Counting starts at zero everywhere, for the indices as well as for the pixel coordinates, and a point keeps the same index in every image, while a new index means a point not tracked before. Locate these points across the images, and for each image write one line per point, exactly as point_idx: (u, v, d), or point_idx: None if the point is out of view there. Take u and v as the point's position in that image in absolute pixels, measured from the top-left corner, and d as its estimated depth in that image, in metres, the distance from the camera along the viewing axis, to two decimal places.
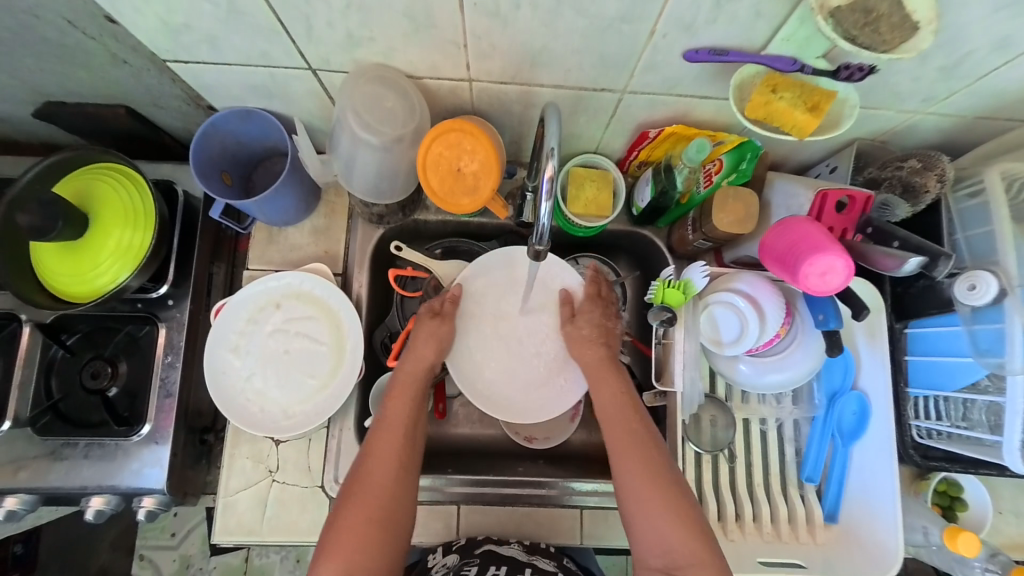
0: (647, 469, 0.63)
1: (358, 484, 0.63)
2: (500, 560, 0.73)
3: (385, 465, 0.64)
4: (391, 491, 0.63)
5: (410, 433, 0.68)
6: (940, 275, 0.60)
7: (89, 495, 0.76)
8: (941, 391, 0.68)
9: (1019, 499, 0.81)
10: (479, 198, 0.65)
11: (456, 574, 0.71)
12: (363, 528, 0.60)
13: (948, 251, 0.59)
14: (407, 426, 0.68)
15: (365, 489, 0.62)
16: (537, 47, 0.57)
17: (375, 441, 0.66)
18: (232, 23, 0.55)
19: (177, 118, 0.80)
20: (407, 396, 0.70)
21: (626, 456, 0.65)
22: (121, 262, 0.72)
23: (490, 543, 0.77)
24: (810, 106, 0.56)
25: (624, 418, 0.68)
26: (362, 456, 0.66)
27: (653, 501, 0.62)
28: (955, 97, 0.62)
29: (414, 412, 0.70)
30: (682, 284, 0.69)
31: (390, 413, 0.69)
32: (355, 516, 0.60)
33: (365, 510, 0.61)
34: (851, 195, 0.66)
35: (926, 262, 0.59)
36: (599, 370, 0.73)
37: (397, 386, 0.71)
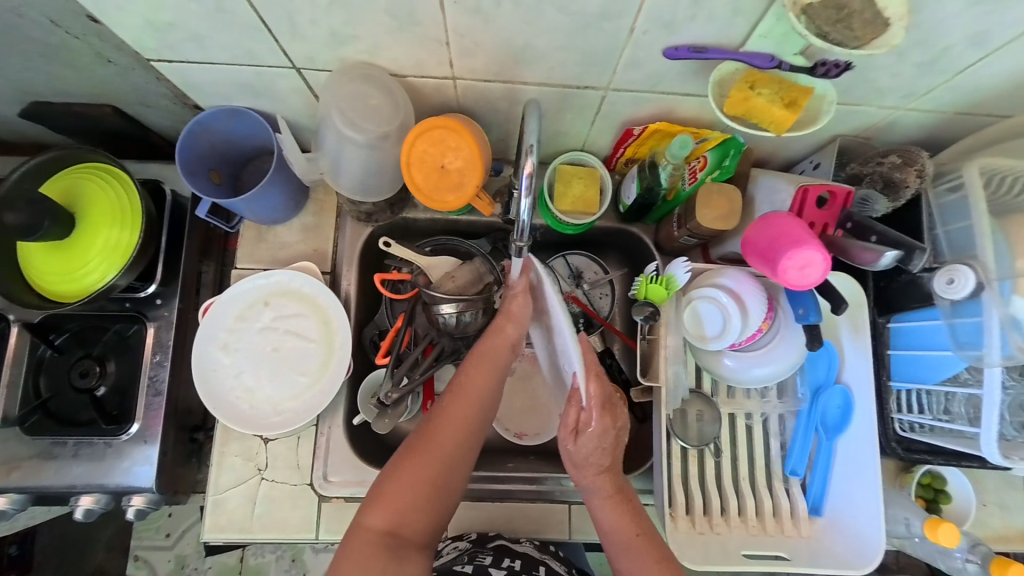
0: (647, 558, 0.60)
1: (420, 451, 0.61)
2: (514, 555, 0.75)
3: (455, 432, 0.62)
4: (454, 460, 0.61)
5: (486, 405, 0.65)
6: (916, 267, 0.63)
7: (78, 494, 0.76)
8: (924, 384, 0.69)
9: (1003, 491, 0.82)
10: (463, 195, 0.65)
11: (471, 559, 0.73)
12: (419, 490, 0.59)
13: (923, 245, 0.62)
14: (486, 394, 0.65)
15: (430, 451, 0.60)
16: (520, 45, 0.57)
17: (452, 402, 0.64)
18: (214, 21, 0.55)
19: (164, 117, 0.80)
20: (493, 365, 0.67)
21: (631, 551, 0.61)
22: (108, 261, 0.73)
23: (504, 540, 0.78)
24: (788, 102, 0.57)
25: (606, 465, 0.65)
26: (432, 414, 0.64)
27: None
28: (934, 92, 0.63)
29: (497, 383, 0.67)
30: (665, 279, 0.69)
31: (473, 374, 0.66)
32: (417, 475, 0.59)
33: (427, 470, 0.59)
34: (831, 190, 0.66)
35: (902, 255, 0.62)
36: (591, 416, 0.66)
37: (481, 357, 0.67)
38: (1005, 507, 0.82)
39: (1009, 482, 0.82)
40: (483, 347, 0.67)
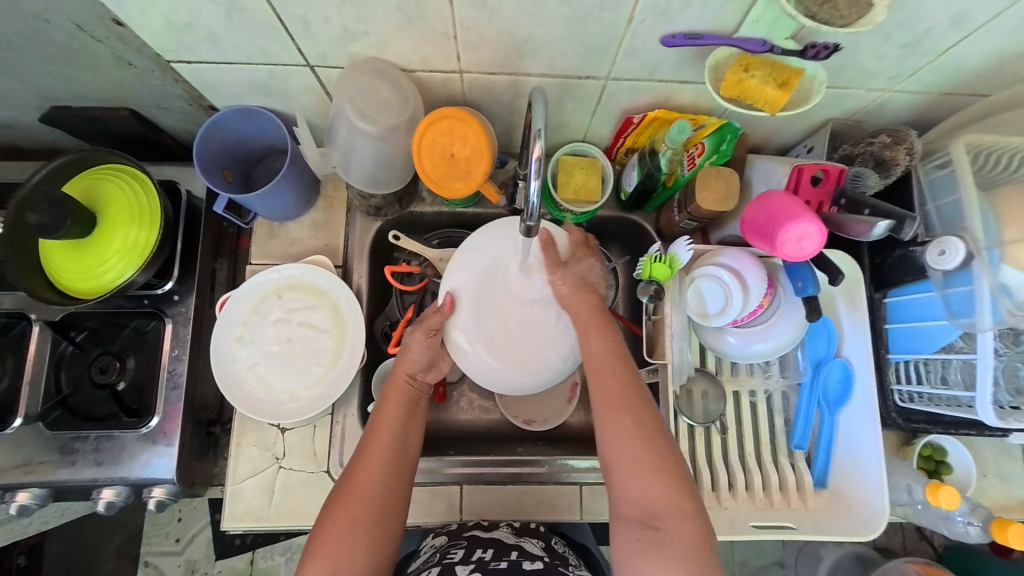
0: (635, 420, 0.62)
1: (347, 491, 0.63)
2: (484, 545, 0.73)
3: (374, 469, 0.65)
4: (379, 496, 0.64)
5: (400, 437, 0.68)
6: (908, 236, 0.64)
7: (99, 487, 0.78)
8: (921, 355, 0.71)
9: (1002, 462, 0.84)
10: (472, 182, 0.68)
11: (443, 556, 0.71)
12: (349, 532, 0.61)
13: (912, 214, 0.64)
14: (398, 430, 0.68)
15: (352, 494, 0.63)
16: (523, 37, 0.60)
17: (368, 443, 0.67)
18: (234, 21, 0.58)
19: (179, 119, 0.83)
20: (399, 400, 0.71)
21: (611, 402, 0.64)
22: (127, 259, 0.75)
23: (478, 529, 0.78)
24: (780, 82, 0.59)
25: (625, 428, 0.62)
26: (354, 459, 0.67)
27: (636, 454, 0.60)
28: (919, 74, 0.66)
29: (406, 417, 0.70)
30: (668, 258, 0.73)
31: (385, 410, 0.70)
32: (341, 522, 0.61)
33: (352, 512, 0.62)
34: (825, 169, 0.71)
35: (894, 225, 0.64)
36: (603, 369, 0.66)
37: (386, 395, 0.71)
38: (1005, 477, 0.84)
39: (1007, 453, 0.85)
40: (389, 387, 0.72)
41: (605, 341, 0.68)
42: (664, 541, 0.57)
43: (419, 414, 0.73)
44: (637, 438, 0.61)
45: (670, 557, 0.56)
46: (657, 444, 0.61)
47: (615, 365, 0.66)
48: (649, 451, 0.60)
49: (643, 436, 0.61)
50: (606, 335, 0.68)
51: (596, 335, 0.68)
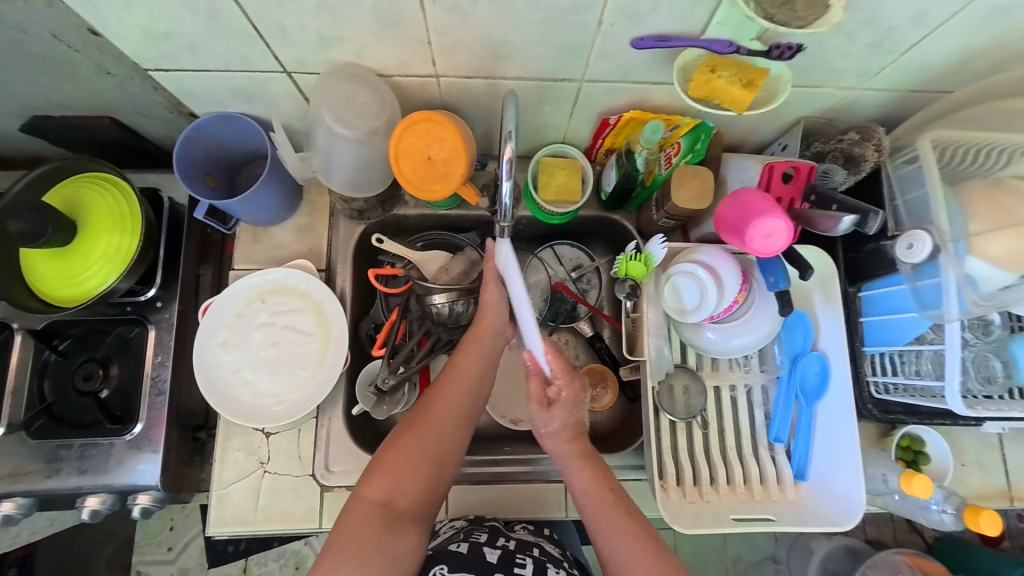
0: (615, 511, 0.65)
1: (417, 424, 0.66)
2: (508, 537, 0.74)
3: (446, 411, 0.67)
4: (445, 436, 0.66)
5: (475, 386, 0.70)
6: (873, 231, 0.65)
7: (84, 495, 0.78)
8: (894, 346, 0.73)
9: (980, 451, 0.86)
10: (450, 184, 0.69)
11: (466, 536, 0.73)
12: (414, 464, 0.63)
13: (878, 209, 0.64)
14: (474, 378, 0.70)
15: (422, 428, 0.65)
16: (497, 41, 0.61)
17: (443, 383, 0.69)
18: (210, 29, 0.59)
19: (161, 127, 0.83)
20: (482, 351, 0.72)
21: (596, 498, 0.66)
22: (110, 266, 0.75)
23: (498, 523, 0.78)
24: (746, 82, 0.61)
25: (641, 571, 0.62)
26: (428, 397, 0.69)
27: (625, 547, 0.63)
28: (885, 72, 0.67)
29: (485, 368, 0.71)
30: (643, 256, 0.75)
31: (466, 355, 0.71)
32: (406, 451, 0.63)
33: (420, 445, 0.64)
34: (795, 167, 0.72)
35: (857, 220, 0.65)
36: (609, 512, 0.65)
37: (471, 341, 0.72)
38: (983, 466, 0.86)
39: (984, 442, 0.86)
40: (471, 331, 0.72)
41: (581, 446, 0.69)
42: None
43: (495, 368, 0.74)
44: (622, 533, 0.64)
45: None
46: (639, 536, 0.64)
47: (593, 463, 0.68)
48: (633, 542, 0.63)
49: (626, 530, 0.64)
50: (603, 480, 0.67)
51: (593, 481, 0.67)
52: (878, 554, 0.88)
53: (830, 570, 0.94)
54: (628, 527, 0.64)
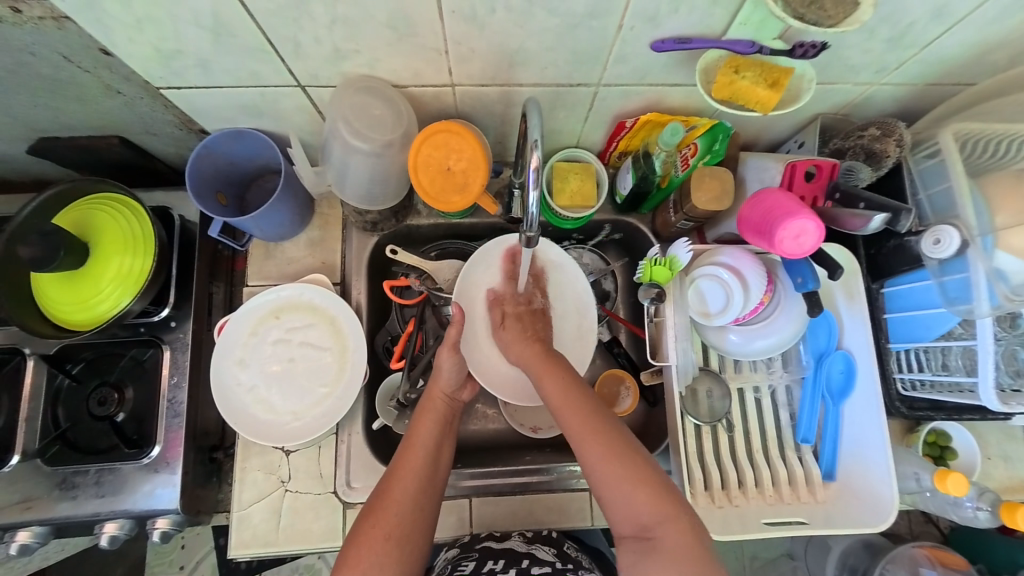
0: (602, 438, 0.61)
1: (380, 502, 0.64)
2: (497, 555, 0.74)
3: (405, 487, 0.65)
4: (410, 512, 0.64)
5: (436, 450, 0.69)
6: (904, 229, 0.65)
7: (102, 521, 0.76)
8: (920, 342, 0.72)
9: (1005, 443, 0.86)
10: (469, 194, 0.66)
11: (453, 568, 0.72)
12: (380, 547, 0.61)
13: (910, 207, 0.64)
14: (431, 448, 0.69)
15: (385, 509, 0.63)
16: (513, 48, 0.60)
17: (402, 455, 0.68)
18: (223, 46, 0.58)
19: (169, 144, 0.82)
20: (433, 417, 0.72)
21: (583, 434, 0.62)
22: (121, 288, 0.74)
23: (492, 540, 0.77)
24: (771, 82, 0.60)
25: (587, 428, 0.62)
26: (386, 475, 0.67)
27: (616, 475, 0.59)
28: (903, 67, 0.67)
29: (440, 434, 0.71)
30: (667, 260, 0.72)
31: (420, 424, 0.71)
32: (379, 532, 0.61)
33: (384, 528, 0.62)
34: (817, 165, 0.70)
35: (890, 218, 0.65)
36: (564, 396, 0.67)
37: (421, 414, 0.72)
38: (1008, 459, 0.86)
39: (1008, 434, 0.87)
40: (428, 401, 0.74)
41: (560, 383, 0.68)
42: (657, 550, 0.56)
43: (452, 431, 0.74)
44: (611, 460, 0.60)
45: (662, 562, 0.55)
46: (629, 461, 0.59)
47: (575, 402, 0.66)
48: (622, 467, 0.59)
49: (613, 454, 0.60)
50: (559, 372, 0.70)
51: (550, 376, 0.70)
52: (897, 549, 0.90)
53: (848, 565, 0.95)
54: (570, 386, 0.67)
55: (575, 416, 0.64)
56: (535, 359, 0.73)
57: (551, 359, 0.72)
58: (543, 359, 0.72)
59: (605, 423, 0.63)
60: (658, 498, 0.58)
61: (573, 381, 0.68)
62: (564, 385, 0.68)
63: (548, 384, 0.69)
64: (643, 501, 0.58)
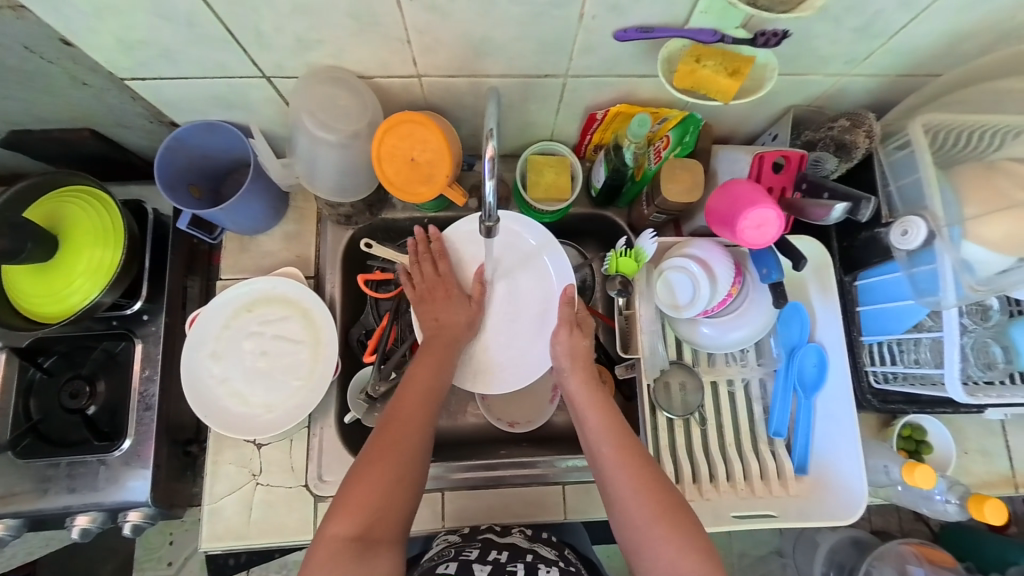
0: (654, 497, 0.63)
1: (388, 427, 0.66)
2: (499, 546, 0.73)
3: (411, 414, 0.68)
4: (415, 437, 0.66)
5: (435, 388, 0.72)
6: (865, 217, 0.65)
7: (73, 514, 0.76)
8: (892, 335, 0.72)
9: (983, 438, 0.86)
10: (435, 185, 0.66)
11: (456, 553, 0.71)
12: (387, 466, 0.63)
13: (869, 196, 0.63)
14: (429, 385, 0.72)
15: (393, 433, 0.66)
16: (478, 38, 0.60)
17: (403, 391, 0.70)
18: (184, 36, 0.58)
19: (143, 137, 0.82)
20: (435, 357, 0.75)
21: (633, 485, 0.64)
22: (91, 280, 0.73)
23: (493, 533, 0.77)
24: (732, 71, 0.60)
25: (641, 480, 0.64)
26: (392, 407, 0.69)
27: (664, 532, 0.61)
28: (874, 57, 0.66)
29: (440, 372, 0.74)
30: (634, 252, 0.75)
31: (423, 363, 0.74)
32: (382, 462, 0.63)
33: (393, 447, 0.64)
34: (786, 156, 0.72)
35: (851, 207, 0.64)
36: (616, 439, 0.68)
37: (424, 354, 0.75)
38: (987, 453, 0.85)
39: (987, 429, 0.86)
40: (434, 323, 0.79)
41: (609, 426, 0.70)
42: None
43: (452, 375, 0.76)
44: (664, 517, 0.61)
45: None
46: (683, 520, 0.61)
47: (628, 450, 0.67)
48: (675, 530, 0.61)
49: (664, 516, 0.61)
50: (609, 414, 0.71)
51: (598, 413, 0.71)
52: (887, 546, 0.89)
53: (836, 561, 0.96)
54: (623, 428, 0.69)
55: (625, 466, 0.65)
56: (584, 394, 0.74)
57: (603, 398, 0.73)
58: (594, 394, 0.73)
59: (657, 481, 0.64)
60: (703, 563, 0.59)
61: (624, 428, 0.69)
62: (613, 426, 0.69)
63: (594, 420, 0.71)
64: (688, 566, 0.59)
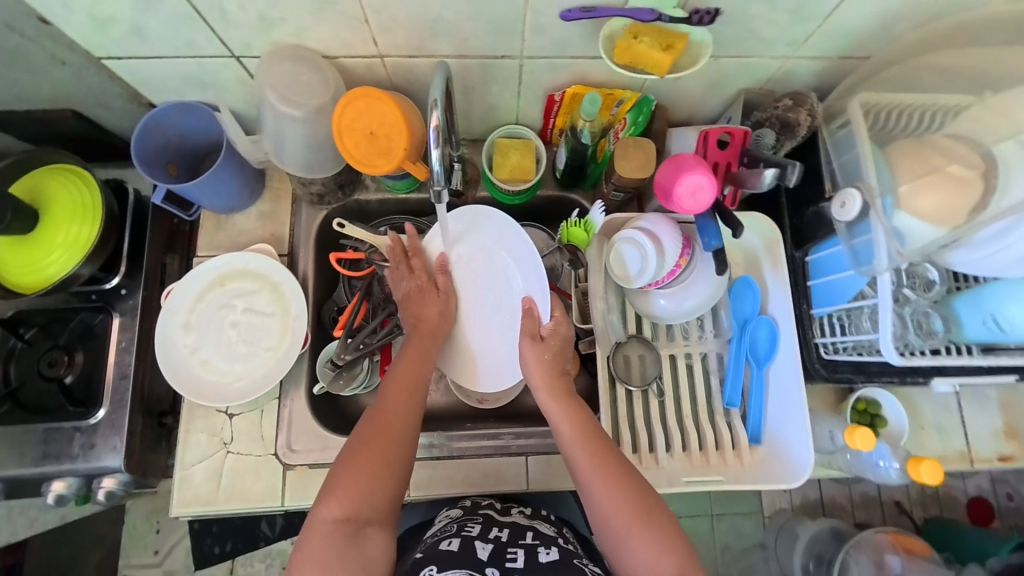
0: (630, 504, 0.62)
1: (373, 432, 0.65)
2: (502, 525, 0.75)
3: (397, 408, 0.67)
4: (403, 429, 0.66)
5: (419, 385, 0.71)
6: (793, 182, 0.68)
7: (49, 479, 0.79)
8: (838, 306, 0.74)
9: (939, 413, 0.88)
10: (392, 158, 0.69)
11: (459, 529, 0.73)
12: (375, 467, 0.62)
13: (794, 161, 0.69)
14: (415, 375, 0.72)
15: (378, 429, 0.65)
16: (432, 18, 0.64)
17: (390, 386, 0.70)
18: (152, 14, 0.61)
19: (123, 118, 0.86)
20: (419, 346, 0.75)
21: (603, 493, 0.63)
22: (68, 251, 0.77)
23: (493, 510, 0.79)
24: (667, 46, 0.63)
25: (615, 496, 0.63)
26: (374, 404, 0.68)
27: (639, 536, 0.61)
28: (813, 38, 0.70)
29: (423, 359, 0.74)
30: (584, 222, 0.85)
31: (406, 355, 0.74)
32: (369, 451, 0.63)
33: (380, 446, 0.64)
34: (730, 132, 0.75)
35: (779, 173, 0.69)
36: (592, 450, 0.66)
37: (408, 348, 0.75)
38: (943, 429, 0.87)
39: (943, 405, 0.88)
40: (413, 319, 0.79)
41: (583, 435, 0.67)
42: None
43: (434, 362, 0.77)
44: (641, 525, 0.61)
45: None
46: (662, 524, 0.61)
47: (602, 461, 0.65)
48: (656, 536, 0.60)
49: (645, 520, 0.61)
50: (581, 422, 0.69)
51: (574, 423, 0.68)
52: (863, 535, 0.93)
53: (816, 552, 1.00)
54: (595, 439, 0.67)
55: (596, 478, 0.64)
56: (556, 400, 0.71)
57: (576, 403, 0.71)
58: (567, 398, 0.71)
59: (633, 488, 0.63)
60: (681, 560, 0.59)
61: (599, 439, 0.67)
62: (585, 437, 0.67)
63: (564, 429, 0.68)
64: (668, 564, 0.59)
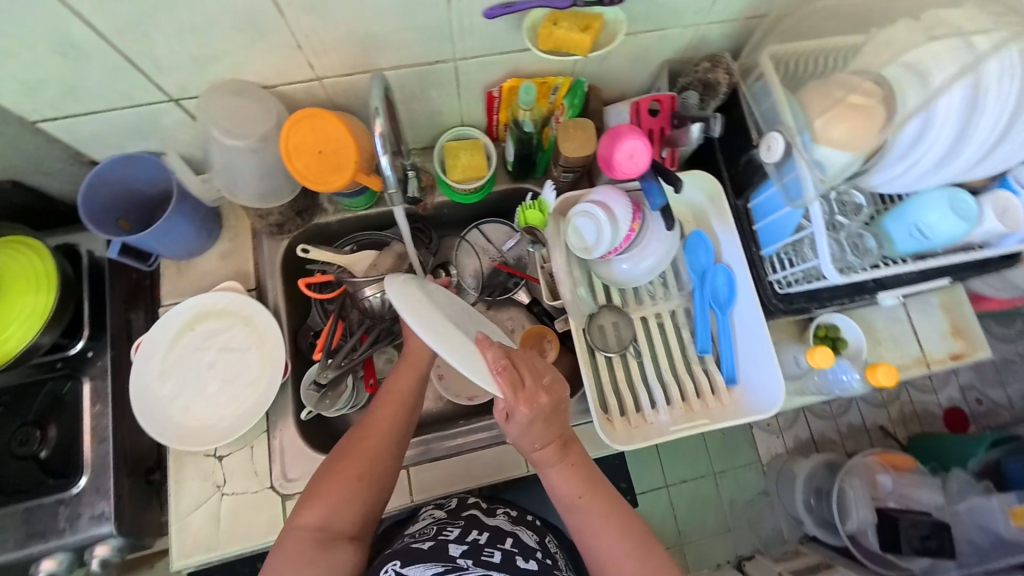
0: (608, 519, 0.65)
1: (354, 451, 0.67)
2: (482, 527, 0.74)
3: (380, 433, 0.68)
4: (385, 451, 0.68)
5: (408, 419, 0.71)
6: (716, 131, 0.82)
7: (38, 558, 0.76)
8: (782, 241, 0.79)
9: (892, 327, 0.95)
10: (344, 173, 0.71)
11: (437, 531, 0.73)
12: (351, 485, 0.65)
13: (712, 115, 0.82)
14: (403, 398, 0.71)
15: (359, 450, 0.67)
16: (364, 34, 0.66)
17: (379, 406, 0.70)
18: (82, 69, 0.61)
19: (64, 180, 0.84)
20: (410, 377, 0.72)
21: (581, 505, 0.66)
22: (24, 322, 0.75)
23: (478, 510, 0.79)
24: (584, 27, 0.68)
25: (597, 509, 0.65)
26: (358, 426, 0.69)
27: (612, 540, 0.64)
28: (718, 5, 0.76)
29: (416, 386, 0.72)
30: (539, 204, 0.86)
31: (398, 374, 0.73)
32: (346, 474, 0.65)
33: (359, 468, 0.66)
34: (658, 102, 0.85)
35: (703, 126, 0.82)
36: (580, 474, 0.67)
37: (398, 367, 0.74)
38: (898, 341, 0.95)
39: (894, 318, 0.95)
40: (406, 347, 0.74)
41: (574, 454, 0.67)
42: None
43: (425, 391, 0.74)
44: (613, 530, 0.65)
45: None
46: (637, 532, 0.65)
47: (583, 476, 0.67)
48: (631, 544, 0.64)
49: (625, 533, 0.65)
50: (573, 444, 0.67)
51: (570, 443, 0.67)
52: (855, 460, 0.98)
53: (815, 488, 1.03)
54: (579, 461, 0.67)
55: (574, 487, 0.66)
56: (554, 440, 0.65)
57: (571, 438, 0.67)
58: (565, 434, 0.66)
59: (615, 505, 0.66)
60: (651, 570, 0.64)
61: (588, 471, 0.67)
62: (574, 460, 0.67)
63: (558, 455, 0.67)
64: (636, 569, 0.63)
